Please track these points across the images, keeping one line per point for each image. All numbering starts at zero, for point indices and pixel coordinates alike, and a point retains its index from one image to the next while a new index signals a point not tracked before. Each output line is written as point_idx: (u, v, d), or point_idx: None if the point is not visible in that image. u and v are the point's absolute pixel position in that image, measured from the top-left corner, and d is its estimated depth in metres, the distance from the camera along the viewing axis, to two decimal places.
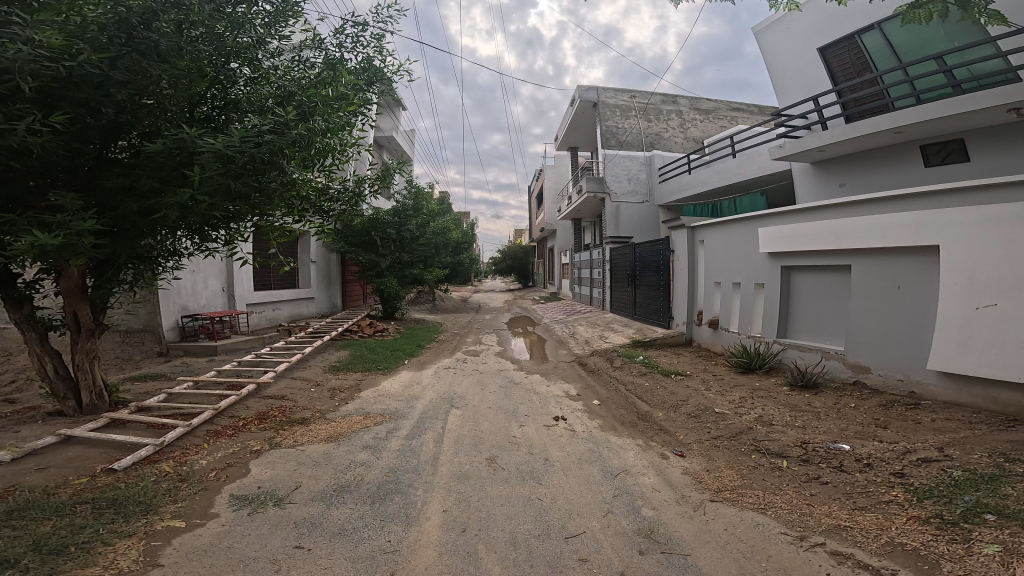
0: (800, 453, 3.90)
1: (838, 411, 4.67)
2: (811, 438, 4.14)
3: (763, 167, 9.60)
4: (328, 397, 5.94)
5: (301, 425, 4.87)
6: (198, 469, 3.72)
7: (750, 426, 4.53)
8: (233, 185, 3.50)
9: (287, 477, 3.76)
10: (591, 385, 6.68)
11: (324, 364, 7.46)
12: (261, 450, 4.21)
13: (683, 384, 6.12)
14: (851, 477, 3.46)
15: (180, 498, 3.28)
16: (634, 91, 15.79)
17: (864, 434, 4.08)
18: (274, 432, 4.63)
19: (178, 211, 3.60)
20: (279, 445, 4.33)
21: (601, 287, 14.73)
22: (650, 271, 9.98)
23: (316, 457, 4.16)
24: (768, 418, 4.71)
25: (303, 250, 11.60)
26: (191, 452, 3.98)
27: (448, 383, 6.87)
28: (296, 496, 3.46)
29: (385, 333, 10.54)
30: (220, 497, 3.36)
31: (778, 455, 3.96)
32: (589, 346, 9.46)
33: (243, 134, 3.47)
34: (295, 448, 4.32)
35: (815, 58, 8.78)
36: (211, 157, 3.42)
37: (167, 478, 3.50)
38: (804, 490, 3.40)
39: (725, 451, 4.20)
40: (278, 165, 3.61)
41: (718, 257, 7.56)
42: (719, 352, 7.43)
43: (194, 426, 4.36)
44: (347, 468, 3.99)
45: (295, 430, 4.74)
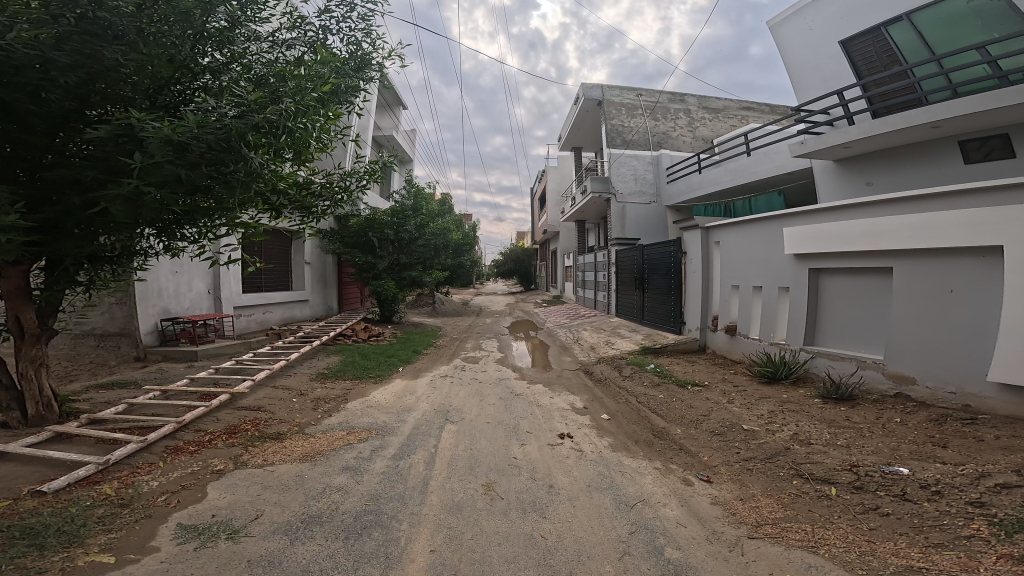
0: (851, 479, 3.35)
1: (884, 427, 4.12)
2: (861, 460, 3.59)
3: (779, 165, 9.05)
4: (310, 409, 5.41)
5: (274, 442, 4.37)
6: (144, 493, 3.24)
7: (786, 447, 3.98)
8: (185, 175, 3.02)
9: (246, 503, 3.27)
10: (599, 397, 6.13)
11: (311, 371, 6.96)
12: (224, 470, 3.72)
13: (702, 396, 5.56)
14: (918, 507, 2.91)
15: (114, 528, 2.81)
16: (640, 89, 15.32)
17: (921, 454, 3.53)
18: (243, 449, 4.13)
19: (123, 205, 3.10)
20: (245, 465, 3.84)
21: (606, 291, 14.18)
22: (659, 274, 9.45)
23: (285, 480, 3.65)
24: (805, 436, 4.16)
25: (297, 251, 11.16)
26: (140, 472, 3.50)
27: (444, 394, 6.35)
28: (254, 527, 2.97)
29: (380, 338, 10.01)
30: (165, 527, 2.89)
31: (824, 482, 3.40)
32: (594, 352, 8.92)
33: (198, 119, 3.01)
34: (262, 469, 3.82)
35: (836, 51, 8.27)
36: (158, 143, 2.95)
37: (104, 503, 3.03)
38: (860, 524, 2.87)
39: (760, 475, 3.66)
40: (242, 153, 3.13)
41: (735, 259, 7.00)
42: (736, 360, 6.85)
43: (150, 441, 3.86)
44: (321, 494, 3.48)
45: (266, 447, 4.24)
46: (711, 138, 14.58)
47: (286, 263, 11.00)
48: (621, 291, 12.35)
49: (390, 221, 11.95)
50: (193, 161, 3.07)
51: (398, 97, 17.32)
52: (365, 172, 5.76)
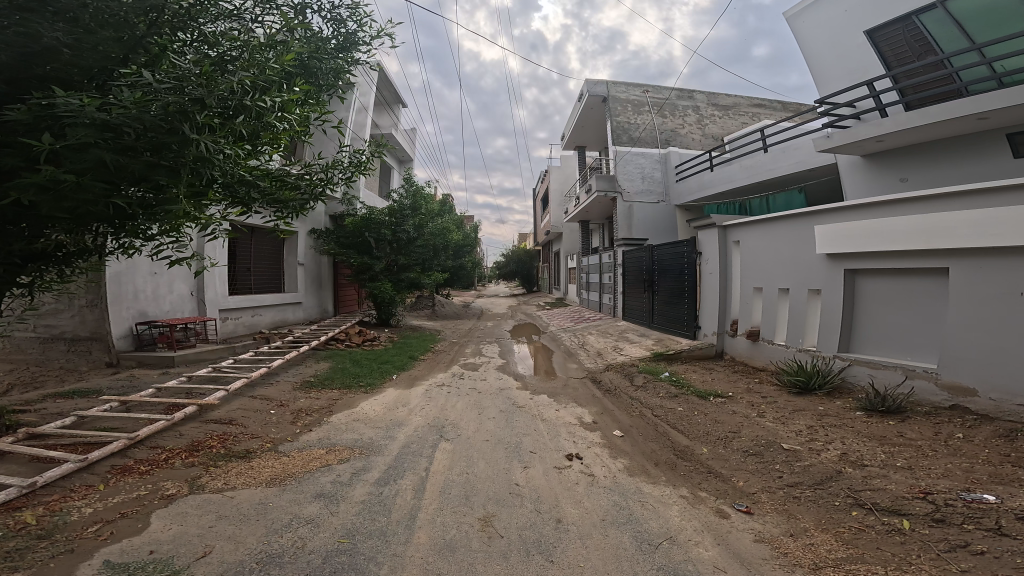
0: (927, 510, 2.80)
1: (949, 445, 3.59)
2: (933, 486, 3.05)
3: (801, 161, 8.50)
4: (288, 423, 4.89)
5: (240, 461, 3.86)
6: (73, 522, 2.75)
7: (839, 470, 3.44)
8: (113, 160, 2.54)
9: (196, 537, 2.76)
10: (610, 410, 5.57)
11: (296, 380, 6.43)
12: (175, 495, 3.22)
13: (727, 410, 4.99)
14: (1019, 546, 2.38)
15: (23, 566, 2.31)
16: (647, 85, 14.75)
17: (1003, 478, 3.03)
18: (203, 470, 3.62)
19: (40, 196, 2.61)
20: (201, 490, 3.33)
21: (612, 293, 13.61)
22: (669, 276, 8.89)
23: (246, 509, 3.13)
24: (856, 456, 3.62)
25: (290, 250, 10.70)
26: (73, 497, 3.00)
27: (440, 405, 5.81)
28: (198, 568, 2.45)
29: (375, 343, 9.47)
30: (86, 566, 2.38)
31: (893, 514, 2.86)
32: (602, 358, 8.35)
33: (134, 97, 2.54)
34: (222, 494, 3.30)
35: (861, 42, 7.71)
36: (79, 124, 2.48)
37: (19, 536, 2.55)
38: (946, 565, 2.35)
39: (809, 505, 3.13)
40: (187, 135, 2.63)
41: (758, 260, 6.45)
42: (760, 367, 6.28)
43: (93, 461, 3.36)
44: (286, 527, 2.95)
45: (231, 468, 3.72)
46: (722, 135, 14.01)
47: (278, 264, 10.53)
48: (628, 293, 11.77)
49: (387, 221, 11.42)
50: (128, 146, 2.60)
51: (397, 95, 16.83)
52: (354, 165, 5.24)
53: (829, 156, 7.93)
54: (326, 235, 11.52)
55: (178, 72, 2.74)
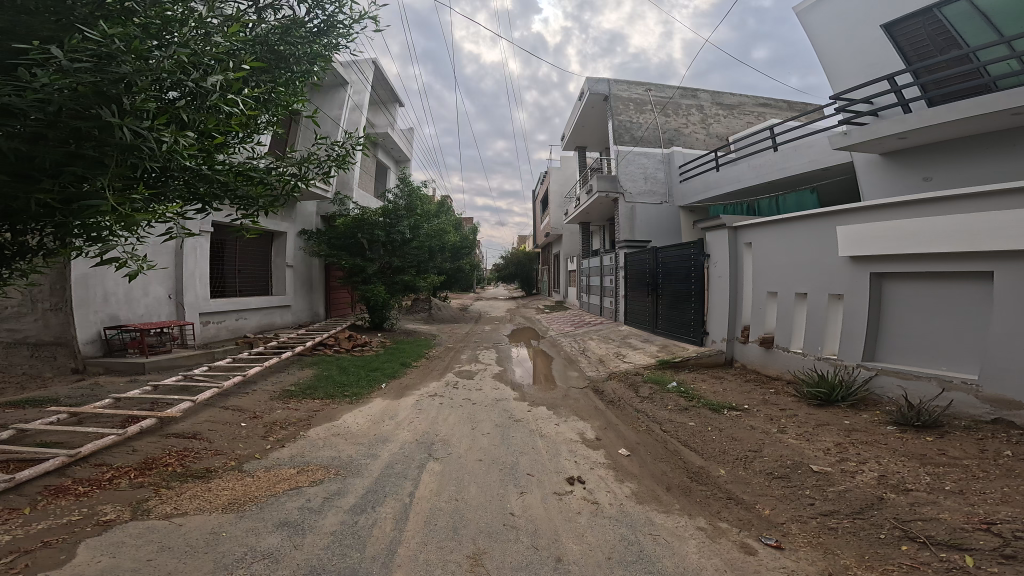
0: (995, 545, 2.36)
1: (1002, 465, 3.16)
2: (994, 513, 2.62)
3: (814, 159, 8.12)
4: (259, 437, 4.45)
5: (196, 483, 3.46)
6: None
7: (882, 497, 3.00)
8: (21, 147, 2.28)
9: (128, 573, 2.37)
10: (614, 424, 5.13)
11: (276, 389, 5.98)
12: (113, 521, 2.84)
13: (744, 425, 4.55)
14: None
15: None
16: (649, 84, 14.35)
17: None
18: (152, 493, 3.24)
19: None
20: (143, 516, 2.95)
21: (613, 297, 13.18)
22: (675, 279, 8.46)
23: (192, 539, 2.71)
24: (896, 479, 3.18)
25: (278, 252, 10.27)
26: None
27: (430, 419, 5.37)
28: None
29: (365, 349, 9.00)
30: None
31: (953, 548, 2.42)
32: (604, 366, 7.91)
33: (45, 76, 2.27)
34: (168, 521, 2.92)
35: (878, 37, 7.30)
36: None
37: None
38: None
39: (849, 538, 2.69)
40: (107, 119, 2.35)
41: (772, 263, 6.02)
42: (774, 376, 5.84)
43: (22, 480, 2.98)
44: (237, 565, 2.52)
45: (184, 490, 3.32)
46: (726, 135, 13.63)
47: (265, 266, 10.08)
48: (630, 296, 11.33)
49: (381, 221, 10.97)
50: (38, 133, 2.35)
51: (393, 94, 16.40)
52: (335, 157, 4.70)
53: (844, 154, 7.54)
54: (317, 236, 11.08)
55: (98, 46, 2.40)
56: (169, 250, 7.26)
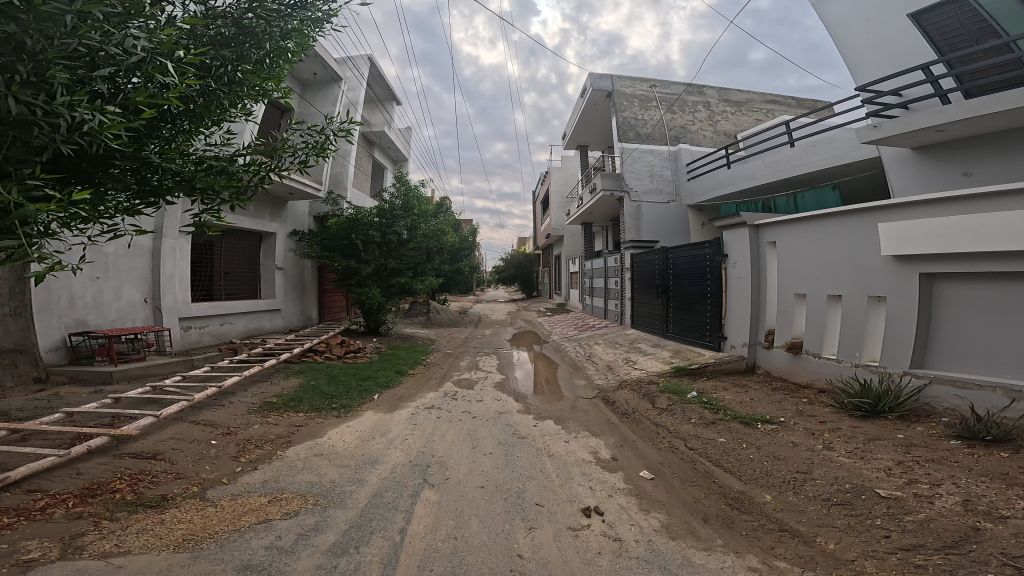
0: None
1: None
2: None
3: (835, 155, 7.67)
4: (229, 458, 3.93)
5: (148, 513, 2.93)
6: None
7: (976, 528, 2.48)
8: None
9: None
10: (631, 441, 4.61)
11: (256, 402, 5.45)
12: (38, 561, 2.33)
13: (783, 442, 4.02)
14: None
15: None
16: (654, 80, 13.88)
17: None
18: (92, 525, 2.72)
19: None
20: (78, 555, 2.42)
21: (618, 299, 12.66)
22: (687, 280, 7.94)
23: None
24: (987, 506, 2.68)
25: (267, 254, 9.75)
26: None
27: (425, 436, 4.84)
28: None
29: (358, 355, 8.45)
30: None
31: None
32: (613, 373, 7.38)
33: None
34: (105, 563, 2.39)
35: (905, 26, 6.76)
36: None
37: None
38: None
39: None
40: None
41: (802, 263, 5.51)
42: (805, 384, 5.35)
43: None
44: None
45: (132, 523, 2.79)
46: (734, 132, 13.17)
47: (253, 268, 9.56)
48: (637, 299, 10.81)
49: (375, 221, 10.45)
50: None
51: (389, 91, 15.88)
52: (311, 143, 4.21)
53: (870, 147, 7.08)
54: (308, 237, 10.57)
55: None
56: (144, 251, 6.74)
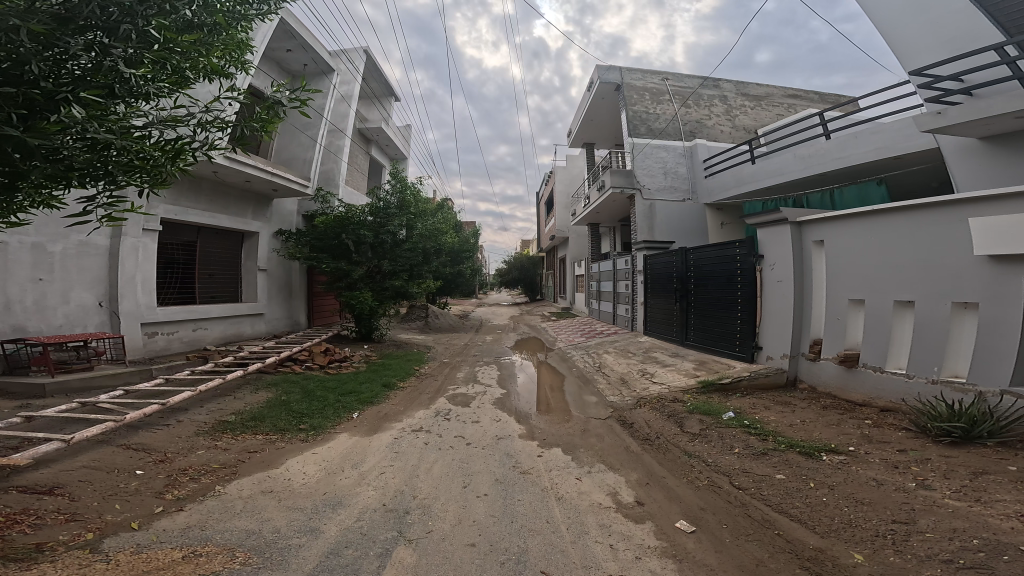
0: None
1: None
2: None
3: (881, 147, 6.85)
4: (150, 495, 3.16)
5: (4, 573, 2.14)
6: None
7: None
8: None
9: None
10: (658, 478, 3.74)
11: (209, 421, 4.67)
12: None
13: (861, 482, 3.16)
14: None
15: None
16: (667, 73, 13.09)
17: None
18: None
19: None
20: None
21: (629, 304, 11.76)
22: (712, 283, 7.06)
23: None
24: None
25: (249, 253, 9.00)
26: None
27: (408, 469, 4.01)
28: None
29: (343, 365, 7.62)
30: None
31: None
32: (628, 388, 6.50)
33: None
34: None
35: (964, 6, 5.77)
36: None
37: None
38: None
39: None
40: None
41: (857, 266, 4.68)
42: (861, 402, 4.52)
43: None
44: None
45: None
46: (754, 127, 12.34)
47: (233, 268, 8.80)
48: (651, 302, 9.93)
49: (368, 220, 9.70)
50: None
51: (387, 87, 15.20)
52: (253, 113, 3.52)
53: (928, 136, 6.24)
54: (295, 237, 9.80)
55: None
56: (101, 250, 6.00)
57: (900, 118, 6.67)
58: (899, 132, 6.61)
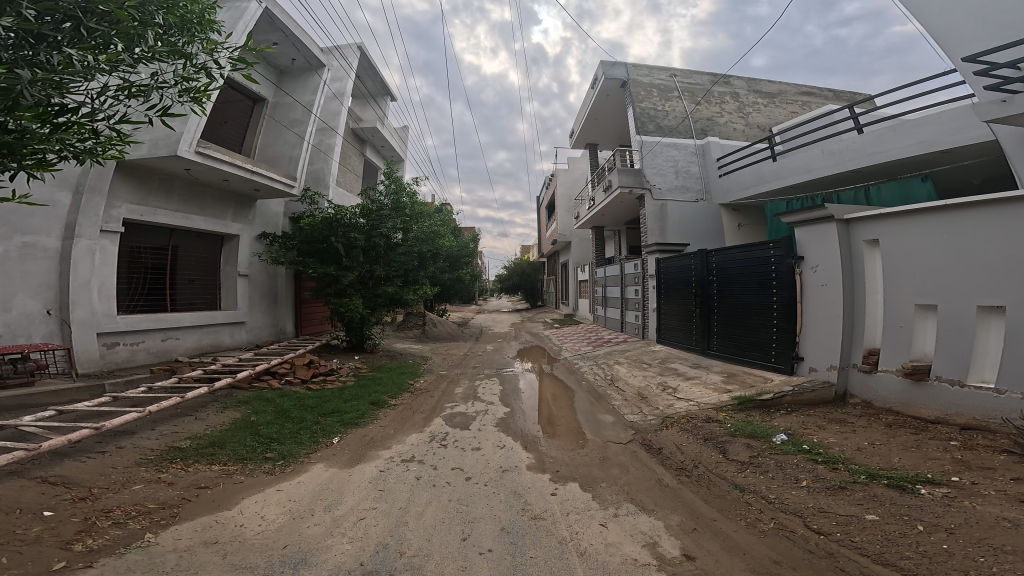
0: None
1: None
2: None
3: (924, 139, 6.24)
4: (52, 548, 2.44)
5: None
6: None
7: None
8: None
9: None
10: (705, 523, 2.98)
11: (157, 448, 3.95)
12: None
13: (990, 525, 2.42)
14: None
15: None
16: (675, 70, 12.53)
17: None
18: None
19: None
20: None
21: (639, 310, 11.02)
22: (742, 286, 6.35)
23: None
24: None
25: (228, 257, 8.29)
26: None
27: (392, 514, 3.26)
28: None
29: (328, 380, 6.87)
30: None
31: None
32: (650, 405, 5.75)
33: None
34: None
35: None
36: None
37: None
38: None
39: None
40: None
41: (925, 270, 4.03)
42: (933, 420, 3.83)
43: None
44: None
45: None
46: (769, 125, 11.74)
47: (210, 273, 8.09)
48: (665, 308, 9.20)
49: (360, 223, 8.99)
50: None
51: (383, 87, 14.61)
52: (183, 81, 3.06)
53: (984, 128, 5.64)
54: (281, 240, 9.09)
55: None
56: (49, 254, 5.37)
57: (945, 109, 6.09)
58: (948, 125, 6.01)
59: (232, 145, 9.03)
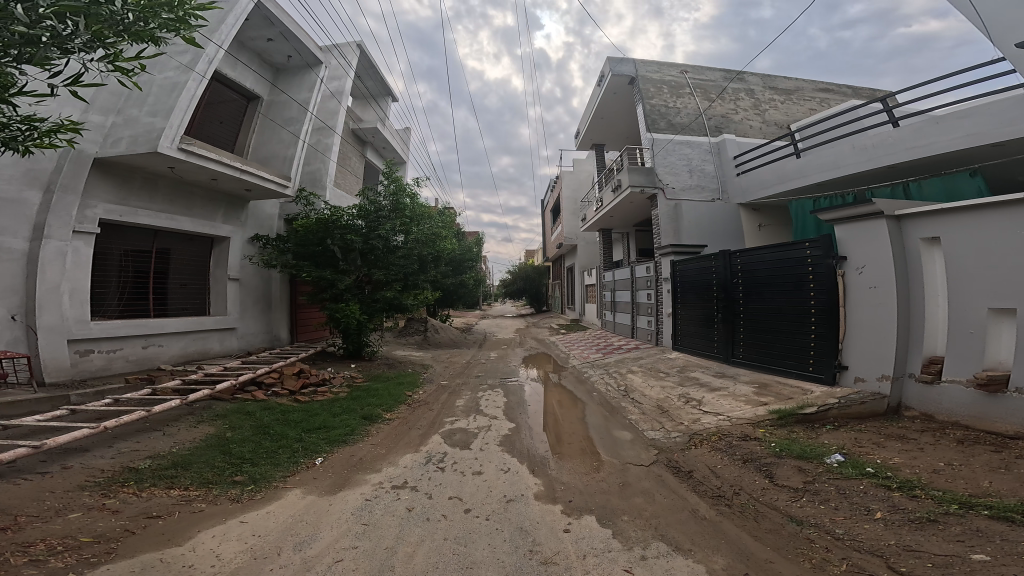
0: None
1: None
2: None
3: (972, 133, 5.74)
4: None
5: None
6: None
7: None
8: None
9: None
10: (761, 564, 2.43)
11: (109, 469, 3.48)
12: None
13: None
14: None
15: None
16: (686, 66, 12.06)
17: None
18: None
19: None
20: None
21: (652, 315, 10.43)
22: (774, 288, 5.80)
23: None
24: None
25: (218, 262, 7.90)
26: None
27: (374, 553, 2.74)
28: None
29: (319, 391, 6.37)
30: None
31: None
32: (672, 420, 5.17)
33: None
34: None
35: None
36: None
37: None
38: None
39: None
40: None
41: (1001, 273, 3.54)
42: (1014, 436, 3.36)
43: None
44: None
45: None
46: (786, 122, 11.21)
47: (200, 278, 7.70)
48: (683, 311, 8.61)
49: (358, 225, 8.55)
50: None
51: (384, 88, 14.27)
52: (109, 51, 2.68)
53: None
54: (276, 242, 8.66)
55: None
56: (14, 255, 4.97)
57: (995, 99, 5.58)
58: (1000, 118, 5.51)
59: (225, 144, 8.65)
